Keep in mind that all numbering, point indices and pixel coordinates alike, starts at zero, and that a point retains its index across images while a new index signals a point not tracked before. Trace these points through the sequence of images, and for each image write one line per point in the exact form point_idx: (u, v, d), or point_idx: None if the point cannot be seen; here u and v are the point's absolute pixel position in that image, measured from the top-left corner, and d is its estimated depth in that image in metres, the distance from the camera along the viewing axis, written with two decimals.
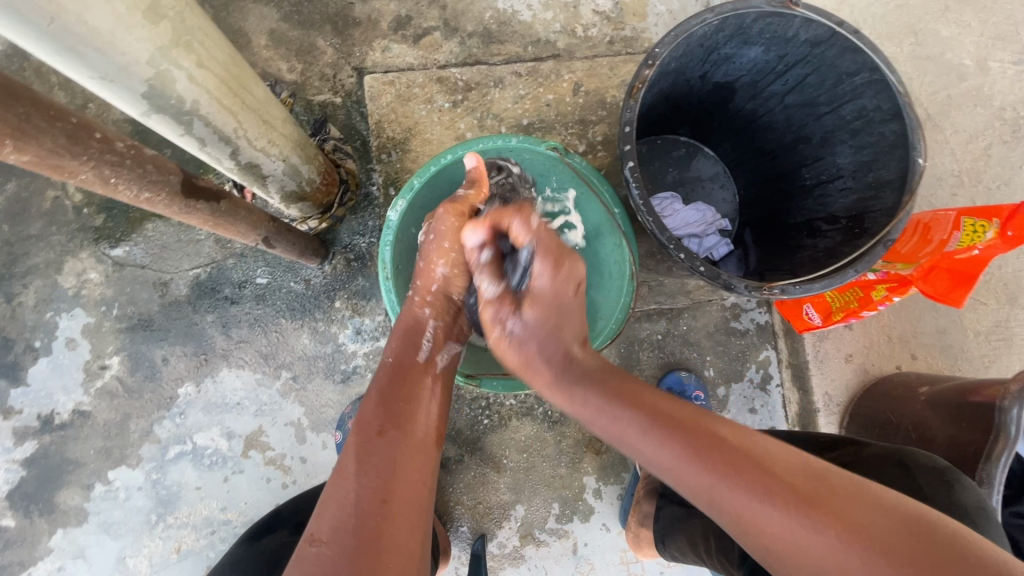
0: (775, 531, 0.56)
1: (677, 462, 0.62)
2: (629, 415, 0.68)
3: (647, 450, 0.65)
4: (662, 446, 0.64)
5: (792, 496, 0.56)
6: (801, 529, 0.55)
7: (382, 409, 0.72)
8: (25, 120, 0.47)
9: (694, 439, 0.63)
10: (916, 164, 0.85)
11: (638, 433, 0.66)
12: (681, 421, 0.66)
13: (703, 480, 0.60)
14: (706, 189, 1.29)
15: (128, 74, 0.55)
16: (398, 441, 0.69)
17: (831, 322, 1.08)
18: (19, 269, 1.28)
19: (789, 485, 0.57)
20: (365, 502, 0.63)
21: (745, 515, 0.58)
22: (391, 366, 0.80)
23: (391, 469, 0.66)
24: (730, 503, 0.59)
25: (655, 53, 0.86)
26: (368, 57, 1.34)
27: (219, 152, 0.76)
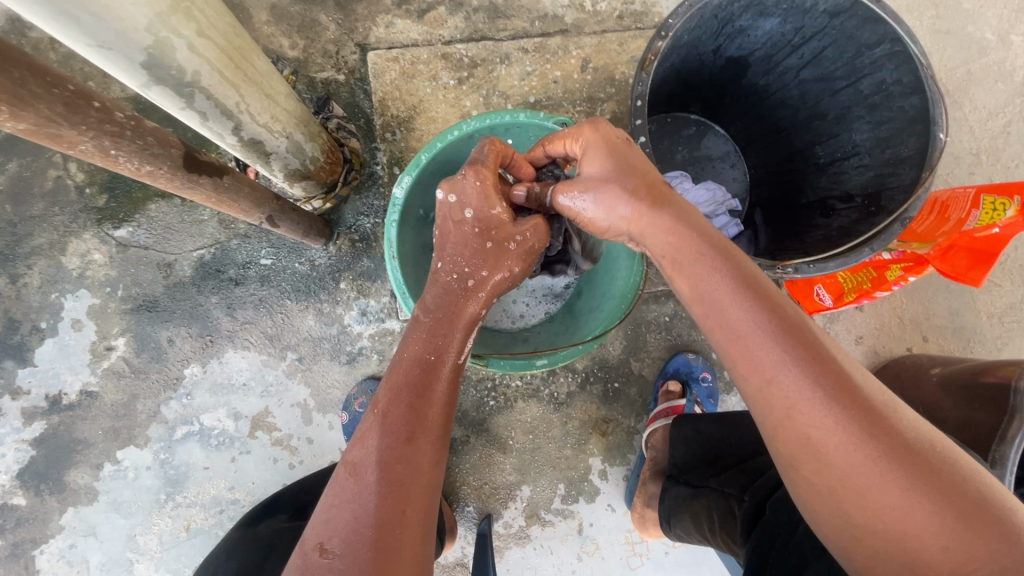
0: (845, 460, 0.54)
1: (771, 359, 0.59)
2: (737, 305, 0.62)
3: (741, 340, 0.61)
4: (766, 334, 0.60)
5: (879, 437, 0.54)
6: (875, 472, 0.53)
7: (407, 410, 0.66)
8: (21, 86, 0.45)
9: (799, 345, 0.59)
10: (937, 139, 0.82)
11: (740, 317, 0.61)
12: (795, 325, 0.60)
13: (799, 388, 0.57)
14: (716, 169, 1.27)
15: (126, 41, 0.53)
16: (426, 453, 0.65)
17: (842, 303, 1.07)
18: (23, 249, 1.27)
19: (883, 426, 0.55)
20: (384, 513, 0.59)
21: (823, 435, 0.56)
22: (420, 362, 0.72)
23: (412, 476, 0.63)
24: (811, 418, 0.56)
25: (669, 24, 0.83)
26: (371, 33, 1.31)
27: (221, 126, 0.74)
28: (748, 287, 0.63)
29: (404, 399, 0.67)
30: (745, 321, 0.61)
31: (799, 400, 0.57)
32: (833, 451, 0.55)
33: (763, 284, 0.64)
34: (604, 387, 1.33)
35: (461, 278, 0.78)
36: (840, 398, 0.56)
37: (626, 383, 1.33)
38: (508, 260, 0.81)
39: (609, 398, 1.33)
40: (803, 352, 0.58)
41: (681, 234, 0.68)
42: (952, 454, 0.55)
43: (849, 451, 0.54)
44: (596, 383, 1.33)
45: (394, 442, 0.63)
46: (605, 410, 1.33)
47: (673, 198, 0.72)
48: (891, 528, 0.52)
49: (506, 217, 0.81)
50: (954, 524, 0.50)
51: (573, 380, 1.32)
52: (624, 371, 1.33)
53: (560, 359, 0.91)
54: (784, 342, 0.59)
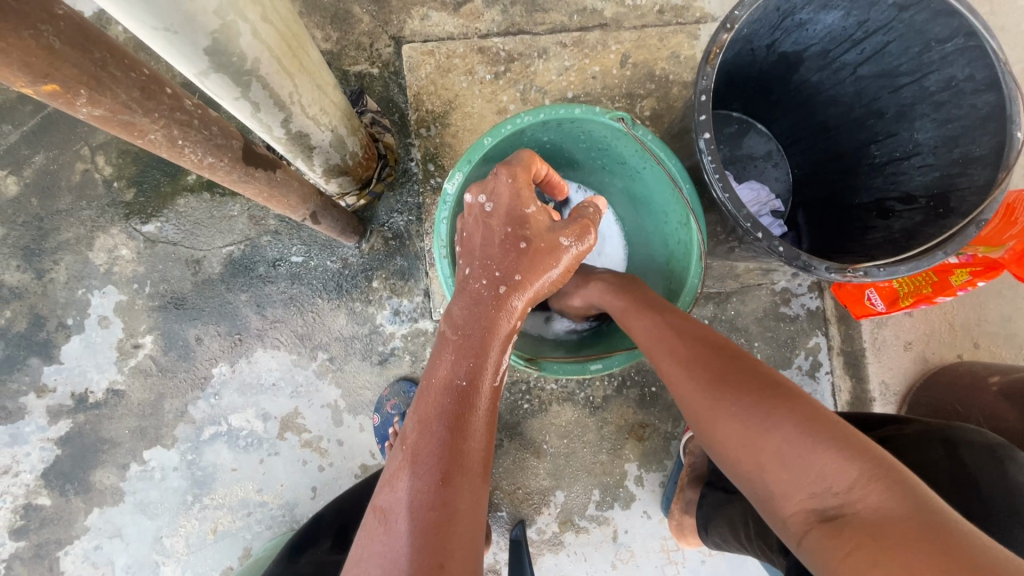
0: (696, 403, 0.65)
1: (649, 338, 0.76)
2: (637, 310, 0.81)
3: (636, 328, 0.80)
4: (649, 322, 0.78)
5: (717, 379, 0.64)
6: (714, 405, 0.62)
7: (442, 445, 0.61)
8: (100, 67, 0.43)
9: (669, 328, 0.75)
10: (1015, 138, 0.78)
11: (638, 323, 0.79)
12: (678, 318, 0.76)
13: (663, 357, 0.72)
14: (759, 168, 1.22)
15: (194, 25, 0.50)
16: (464, 492, 0.59)
17: (898, 308, 1.03)
18: (50, 244, 1.24)
19: (722, 371, 0.65)
20: (421, 566, 0.53)
21: (681, 389, 0.68)
22: (449, 388, 0.66)
23: (453, 519, 0.57)
24: (675, 378, 0.69)
25: (735, 16, 0.80)
26: (406, 26, 1.27)
27: (273, 118, 0.71)
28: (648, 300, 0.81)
29: (423, 424, 0.63)
30: (638, 322, 0.79)
31: (667, 368, 0.71)
32: (688, 399, 0.66)
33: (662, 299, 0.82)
34: (641, 391, 1.30)
35: (491, 282, 0.74)
36: (687, 358, 0.69)
37: (664, 387, 1.30)
38: (543, 259, 0.77)
39: (646, 402, 1.30)
40: (671, 331, 0.74)
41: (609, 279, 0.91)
42: (795, 384, 0.61)
43: (694, 394, 0.66)
44: (633, 387, 1.30)
45: (428, 484, 0.58)
46: (642, 414, 1.30)
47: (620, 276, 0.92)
48: (744, 463, 0.59)
49: (541, 216, 0.79)
50: (775, 431, 0.57)
51: (609, 384, 1.29)
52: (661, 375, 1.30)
53: (615, 364, 0.88)
54: (658, 327, 0.76)
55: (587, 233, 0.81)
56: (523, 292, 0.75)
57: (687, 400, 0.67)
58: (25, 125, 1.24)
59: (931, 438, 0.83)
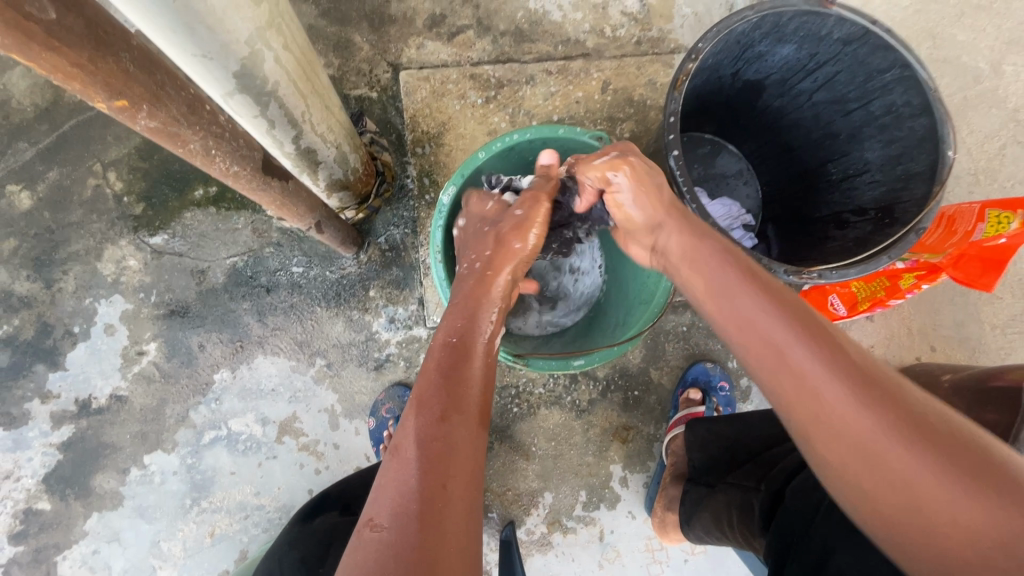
0: (866, 434, 0.53)
1: (779, 334, 0.61)
2: (745, 293, 0.67)
3: (747, 323, 0.65)
4: (772, 316, 0.63)
5: (898, 416, 0.53)
6: (896, 444, 0.52)
7: (443, 390, 0.68)
8: (159, 88, 0.51)
9: (806, 328, 0.61)
10: (946, 156, 0.89)
11: (746, 308, 0.65)
12: (796, 309, 0.64)
13: (807, 363, 0.58)
14: (730, 185, 1.32)
15: (228, 52, 0.57)
16: (460, 430, 0.66)
17: (857, 312, 1.13)
18: (60, 255, 1.30)
19: (895, 402, 0.54)
20: (427, 487, 0.59)
21: (833, 410, 0.55)
22: (448, 345, 0.74)
23: (453, 447, 0.63)
24: (824, 396, 0.56)
25: (698, 48, 0.90)
26: (403, 54, 1.38)
27: (285, 135, 0.79)
28: (748, 278, 0.68)
29: (427, 377, 0.70)
30: (750, 309, 0.65)
31: (808, 378, 0.57)
32: (851, 428, 0.54)
33: (763, 273, 0.70)
34: (624, 395, 1.37)
35: (468, 265, 0.87)
36: (851, 375, 0.56)
37: (646, 391, 1.37)
38: (516, 237, 0.87)
39: (630, 406, 1.37)
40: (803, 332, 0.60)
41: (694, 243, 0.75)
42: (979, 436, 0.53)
43: (865, 424, 0.53)
44: (617, 391, 1.37)
45: (430, 419, 0.65)
46: (625, 417, 1.36)
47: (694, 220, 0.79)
48: (934, 516, 0.50)
49: (497, 205, 0.92)
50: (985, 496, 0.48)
51: (594, 388, 1.36)
52: (644, 380, 1.37)
53: (595, 360, 0.94)
54: (790, 320, 0.62)
55: (538, 203, 0.88)
56: (502, 272, 0.85)
57: (850, 424, 0.54)
58: (41, 143, 1.31)
59: None
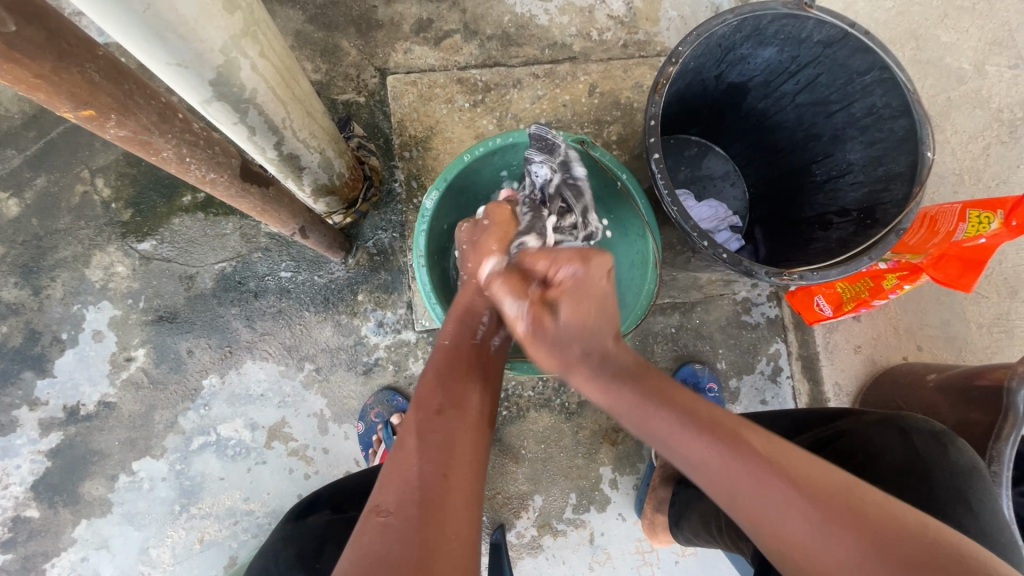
0: (804, 536, 0.58)
1: (698, 450, 0.65)
2: (657, 406, 0.69)
3: (669, 439, 0.68)
4: (682, 429, 0.67)
5: (828, 509, 0.58)
6: (814, 533, 0.57)
7: (441, 387, 0.71)
8: (127, 97, 0.51)
9: (714, 433, 0.65)
10: (925, 157, 0.90)
11: (668, 421, 0.68)
12: (708, 414, 0.67)
13: (722, 470, 0.63)
14: (717, 187, 1.33)
15: (202, 60, 0.58)
16: (459, 421, 0.68)
17: (842, 312, 1.13)
18: (47, 262, 1.30)
19: (823, 495, 0.59)
20: (430, 473, 0.60)
21: (772, 517, 0.60)
22: (445, 349, 0.79)
23: (453, 438, 0.65)
24: (757, 500, 0.61)
25: (678, 51, 0.91)
26: (390, 58, 1.38)
27: (266, 140, 0.79)
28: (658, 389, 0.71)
29: (431, 377, 0.73)
30: (669, 424, 0.68)
31: (743, 484, 0.62)
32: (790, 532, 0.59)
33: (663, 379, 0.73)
34: None
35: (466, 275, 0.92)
36: (758, 479, 0.61)
37: None
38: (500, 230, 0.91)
39: None
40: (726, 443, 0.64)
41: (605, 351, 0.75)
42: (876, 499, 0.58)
43: (803, 527, 0.58)
44: None
45: (429, 411, 0.68)
46: (615, 419, 1.37)
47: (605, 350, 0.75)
48: None
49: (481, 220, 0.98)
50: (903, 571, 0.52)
51: (583, 390, 1.36)
52: None
53: None
54: (700, 430, 0.66)
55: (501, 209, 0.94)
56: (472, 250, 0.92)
57: (772, 522, 0.60)
58: (29, 150, 1.31)
59: (885, 424, 0.88)
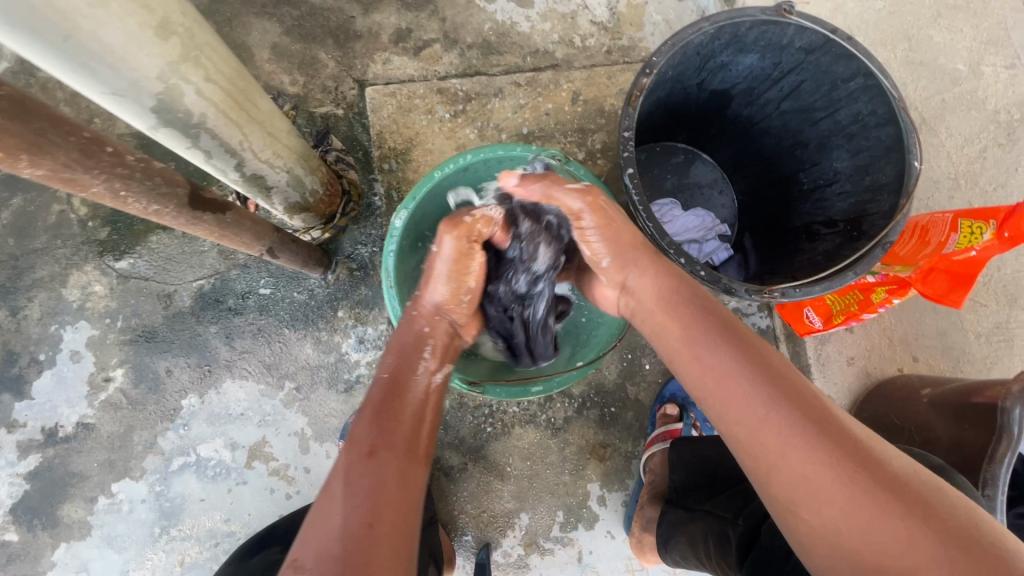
0: (842, 500, 0.55)
1: (751, 393, 0.62)
2: (716, 343, 0.67)
3: (722, 377, 0.65)
4: (743, 370, 0.64)
5: (873, 475, 0.55)
6: (853, 484, 0.55)
7: (377, 428, 0.70)
8: (40, 134, 0.49)
9: (775, 380, 0.63)
10: (912, 167, 0.87)
11: (723, 359, 0.66)
12: (775, 365, 0.64)
13: (774, 413, 0.60)
14: (705, 195, 1.29)
15: (137, 88, 0.55)
16: (391, 466, 0.67)
17: (832, 325, 1.10)
18: (24, 282, 1.29)
19: (869, 461, 0.56)
20: (353, 527, 0.60)
21: (814, 473, 0.57)
22: (385, 382, 0.77)
23: (382, 487, 0.64)
24: (797, 457, 0.58)
25: (653, 62, 0.88)
26: (369, 69, 1.36)
27: (225, 163, 0.77)
28: (723, 328, 0.69)
29: (371, 418, 0.71)
30: (726, 363, 0.65)
31: (780, 431, 0.59)
32: (827, 491, 0.56)
33: (738, 325, 0.70)
34: (601, 411, 1.34)
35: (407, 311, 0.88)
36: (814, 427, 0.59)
37: (623, 407, 1.34)
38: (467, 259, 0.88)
39: (606, 422, 1.34)
40: (785, 393, 0.61)
41: (666, 286, 0.77)
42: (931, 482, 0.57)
43: (848, 489, 0.55)
44: (593, 408, 1.34)
45: (358, 455, 0.67)
46: (602, 434, 1.34)
47: (663, 259, 0.82)
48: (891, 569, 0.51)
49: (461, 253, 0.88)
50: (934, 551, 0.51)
51: (569, 405, 1.33)
52: (620, 396, 1.34)
53: (554, 386, 0.97)
54: (760, 373, 0.63)
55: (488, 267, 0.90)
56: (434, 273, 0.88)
57: (814, 474, 0.56)
58: None
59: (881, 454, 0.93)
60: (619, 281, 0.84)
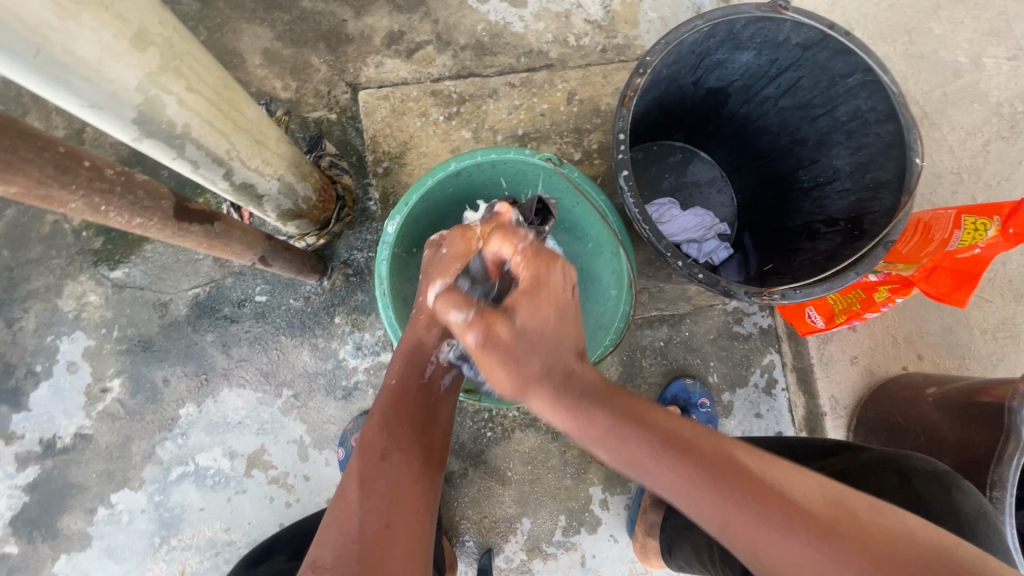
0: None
1: (714, 506, 0.57)
2: (649, 461, 0.60)
3: (680, 497, 0.59)
4: (695, 484, 0.58)
5: (856, 550, 0.51)
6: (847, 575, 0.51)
7: (386, 432, 0.72)
8: (11, 151, 0.48)
9: (726, 482, 0.57)
10: (913, 164, 0.85)
11: (671, 480, 0.59)
12: (719, 462, 0.58)
13: (742, 520, 0.55)
14: (704, 194, 1.27)
15: (116, 101, 0.55)
16: (403, 467, 0.69)
17: (834, 325, 1.08)
18: (19, 293, 1.28)
19: (832, 526, 0.53)
20: (370, 528, 0.62)
21: (787, 561, 0.53)
22: (393, 389, 0.79)
23: (396, 490, 0.67)
24: (766, 546, 0.54)
25: (647, 61, 0.86)
26: (362, 73, 1.34)
27: (214, 173, 0.76)
28: (661, 437, 0.60)
29: (381, 423, 0.73)
30: (667, 480, 0.59)
31: (755, 539, 0.55)
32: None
33: (667, 423, 0.62)
34: None
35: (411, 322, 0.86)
36: (785, 526, 0.54)
37: None
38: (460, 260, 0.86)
39: None
40: (741, 497, 0.56)
41: (583, 394, 0.65)
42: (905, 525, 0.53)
43: None
44: None
45: (371, 458, 0.68)
46: None
47: (575, 373, 0.67)
48: None
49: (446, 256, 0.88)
50: None
51: None
52: None
53: None
54: (712, 481, 0.57)
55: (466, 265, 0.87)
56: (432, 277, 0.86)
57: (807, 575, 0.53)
58: None
59: (885, 466, 0.81)
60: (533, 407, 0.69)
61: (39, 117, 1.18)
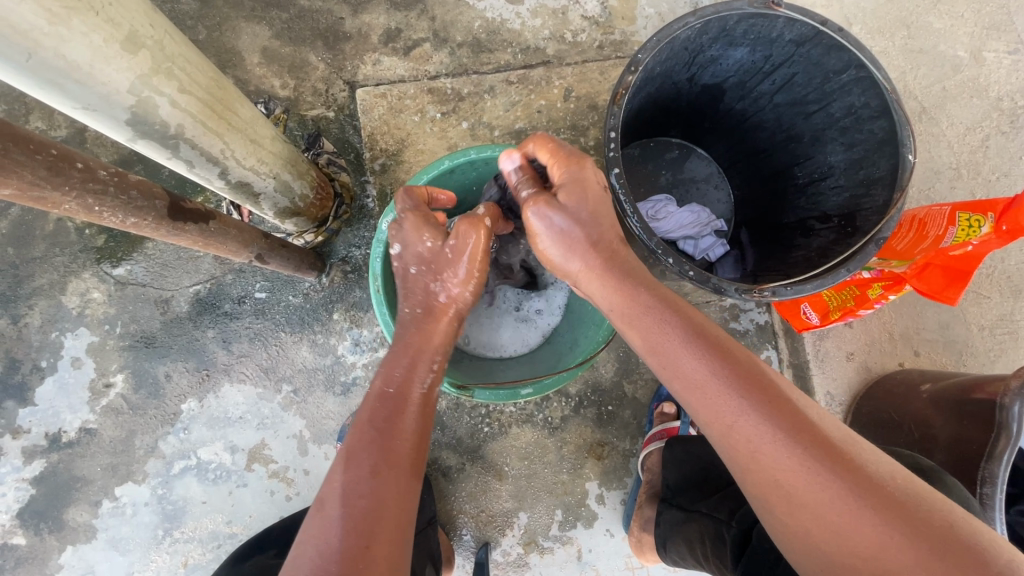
0: (822, 504, 0.54)
1: (727, 401, 0.61)
2: (685, 351, 0.65)
3: (696, 388, 0.63)
4: (718, 378, 0.62)
5: (853, 476, 0.55)
6: (837, 491, 0.54)
7: (373, 440, 0.69)
8: (5, 155, 0.49)
9: (749, 385, 0.61)
10: (906, 160, 0.84)
11: (691, 366, 0.64)
12: (746, 368, 0.63)
13: (752, 418, 0.59)
14: (701, 191, 1.27)
15: (109, 103, 0.56)
16: (387, 481, 0.67)
17: (829, 321, 1.08)
18: (24, 290, 1.30)
19: (847, 463, 0.56)
20: (351, 547, 0.60)
21: (793, 480, 0.56)
22: (383, 396, 0.75)
23: (379, 505, 0.64)
24: (774, 461, 0.57)
25: (638, 58, 0.86)
26: (359, 71, 1.35)
27: (208, 172, 0.77)
28: (696, 337, 0.66)
29: (370, 432, 0.70)
30: (696, 369, 0.64)
31: (757, 436, 0.58)
32: (806, 495, 0.55)
33: (708, 328, 0.68)
34: (598, 410, 1.33)
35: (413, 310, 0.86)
36: (794, 432, 0.58)
37: (620, 405, 1.34)
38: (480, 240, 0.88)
39: (604, 421, 1.33)
40: (759, 400, 0.60)
41: (625, 292, 0.73)
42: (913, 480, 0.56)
43: (828, 495, 0.54)
44: (590, 406, 1.33)
45: (357, 472, 0.66)
46: (600, 433, 1.33)
47: (623, 255, 0.77)
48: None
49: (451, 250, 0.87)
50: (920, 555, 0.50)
51: (566, 404, 1.33)
52: (617, 394, 1.34)
53: (545, 388, 0.97)
54: (733, 381, 0.62)
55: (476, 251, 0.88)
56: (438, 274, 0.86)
57: (796, 480, 0.56)
58: None
59: None
60: (573, 280, 0.81)
61: (42, 116, 1.20)
